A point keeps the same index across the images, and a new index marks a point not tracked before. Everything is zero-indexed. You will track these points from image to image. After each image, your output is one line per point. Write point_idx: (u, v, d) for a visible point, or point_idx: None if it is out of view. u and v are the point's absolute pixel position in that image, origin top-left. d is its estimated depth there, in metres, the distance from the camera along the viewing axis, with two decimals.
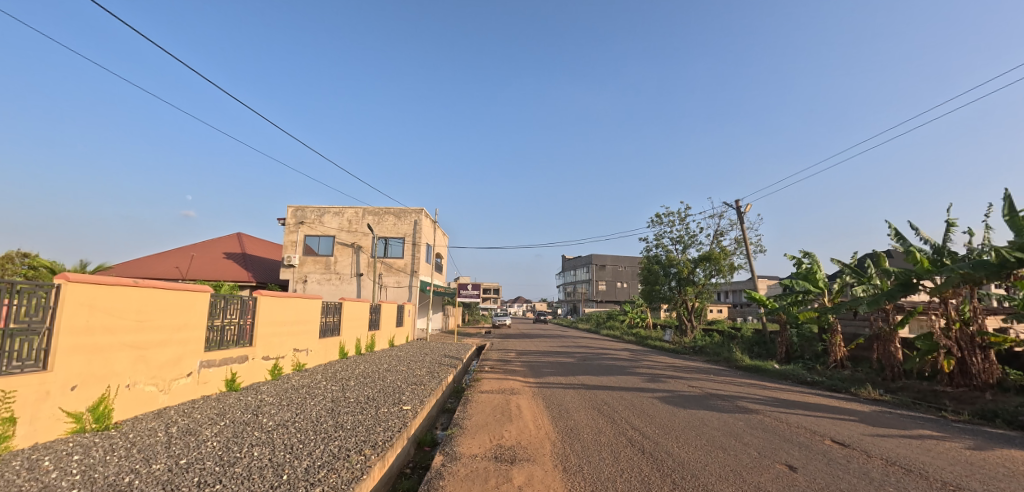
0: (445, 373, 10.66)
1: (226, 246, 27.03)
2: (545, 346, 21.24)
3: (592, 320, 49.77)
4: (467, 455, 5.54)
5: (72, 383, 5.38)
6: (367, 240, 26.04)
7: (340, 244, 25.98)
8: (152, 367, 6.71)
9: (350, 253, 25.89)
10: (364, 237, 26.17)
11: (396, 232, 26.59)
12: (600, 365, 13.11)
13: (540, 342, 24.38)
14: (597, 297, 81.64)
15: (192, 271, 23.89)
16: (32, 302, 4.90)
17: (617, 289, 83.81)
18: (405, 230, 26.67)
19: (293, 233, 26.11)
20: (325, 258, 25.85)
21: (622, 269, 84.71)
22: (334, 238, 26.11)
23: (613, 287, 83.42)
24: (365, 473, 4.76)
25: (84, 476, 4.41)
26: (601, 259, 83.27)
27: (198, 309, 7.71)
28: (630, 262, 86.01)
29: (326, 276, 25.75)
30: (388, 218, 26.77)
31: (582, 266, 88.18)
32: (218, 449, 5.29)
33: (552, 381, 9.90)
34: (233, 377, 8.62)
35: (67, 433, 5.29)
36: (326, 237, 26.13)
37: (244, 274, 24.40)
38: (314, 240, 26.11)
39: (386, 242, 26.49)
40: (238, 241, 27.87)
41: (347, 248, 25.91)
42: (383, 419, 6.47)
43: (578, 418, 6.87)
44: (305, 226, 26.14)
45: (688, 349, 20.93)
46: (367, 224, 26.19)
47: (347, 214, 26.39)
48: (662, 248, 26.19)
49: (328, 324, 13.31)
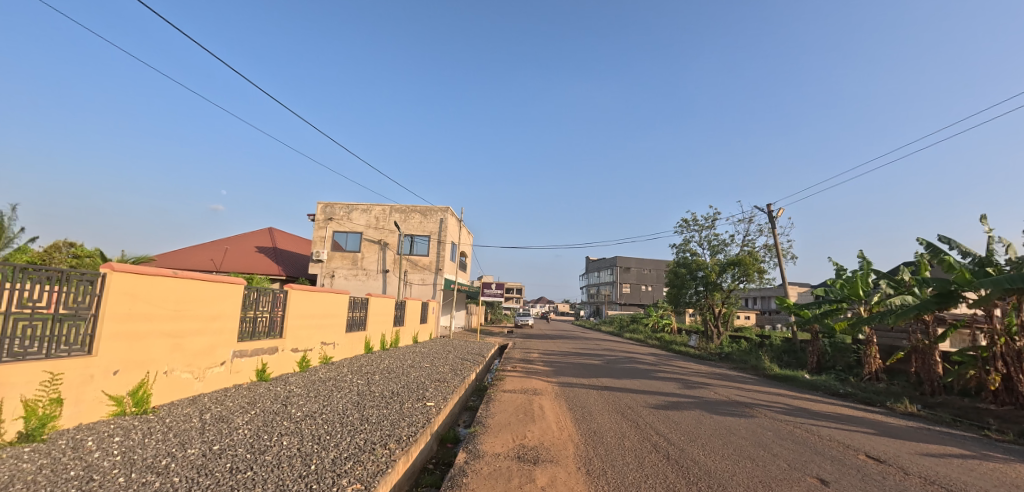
0: (468, 371, 10.69)
1: (258, 240, 27.82)
2: (567, 348, 21.14)
3: (616, 322, 49.14)
4: (490, 453, 5.57)
5: (115, 368, 5.68)
6: (394, 237, 26.39)
7: (368, 241, 26.37)
8: (188, 355, 6.94)
9: (377, 249, 26.29)
10: (391, 234, 26.50)
11: (422, 230, 26.90)
12: (623, 368, 12.95)
13: (561, 343, 24.28)
14: (620, 299, 81.04)
15: (225, 264, 24.66)
16: (79, 288, 5.22)
17: (642, 292, 82.66)
18: (431, 228, 26.97)
19: (322, 229, 26.65)
20: (353, 254, 26.29)
21: (648, 272, 83.65)
22: (361, 234, 26.50)
23: (637, 289, 82.48)
24: (390, 467, 4.96)
25: (124, 457, 4.74)
26: (625, 261, 82.57)
27: (231, 301, 7.91)
28: (654, 265, 84.63)
29: (352, 271, 26.21)
30: (415, 216, 27.11)
31: (607, 268, 87.72)
32: (249, 436, 5.49)
33: (577, 382, 9.80)
34: (264, 367, 8.84)
35: (109, 415, 5.60)
36: (354, 233, 26.56)
37: (275, 269, 25.07)
38: (342, 236, 26.61)
39: (412, 239, 26.78)
40: (269, 235, 28.68)
41: (373, 245, 26.31)
42: (407, 414, 6.49)
43: (602, 421, 6.77)
44: (334, 223, 26.68)
45: (714, 354, 20.39)
46: (395, 221, 26.52)
47: (375, 211, 26.73)
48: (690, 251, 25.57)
49: (354, 318, 13.51)
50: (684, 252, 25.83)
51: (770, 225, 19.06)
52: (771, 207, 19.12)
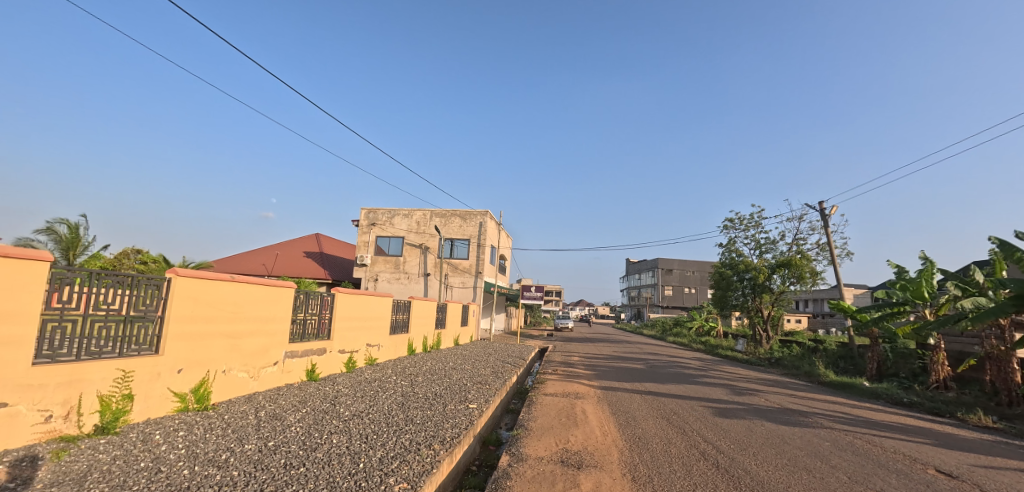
0: (509, 374, 10.71)
1: (305, 246, 29.04)
2: (609, 351, 20.83)
3: (659, 326, 48.00)
4: (533, 457, 5.54)
5: (179, 367, 6.07)
6: (434, 241, 26.87)
7: (410, 245, 26.99)
8: (245, 355, 7.31)
9: (418, 253, 26.87)
10: (432, 238, 26.99)
11: (462, 234, 27.30)
12: (667, 373, 12.61)
13: (602, 347, 23.90)
14: (662, 302, 79.13)
15: (276, 268, 25.86)
16: (146, 292, 5.66)
17: (685, 295, 80.41)
18: (471, 231, 27.32)
19: (365, 234, 27.48)
20: (395, 258, 26.98)
21: (690, 274, 81.28)
22: (403, 239, 27.14)
23: (680, 292, 80.34)
24: (435, 467, 5.01)
25: (188, 451, 5.02)
26: (667, 263, 80.70)
27: (283, 303, 8.28)
28: (697, 267, 82.10)
29: (395, 275, 26.86)
30: (455, 220, 27.52)
31: (648, 270, 86.06)
32: (301, 433, 5.69)
33: (620, 387, 9.62)
34: (313, 368, 9.17)
35: (174, 411, 6.00)
36: (396, 238, 27.24)
37: (322, 273, 26.08)
38: (385, 241, 27.33)
39: (452, 243, 27.19)
40: (316, 240, 29.88)
41: (415, 249, 26.91)
42: (451, 416, 6.56)
43: (647, 427, 6.60)
44: (377, 228, 27.42)
45: (763, 360, 19.56)
46: (435, 225, 27.01)
47: (416, 216, 27.32)
48: (736, 252, 24.72)
49: (398, 321, 13.84)
50: (730, 253, 24.98)
51: (823, 223, 18.11)
52: (823, 205, 18.17)
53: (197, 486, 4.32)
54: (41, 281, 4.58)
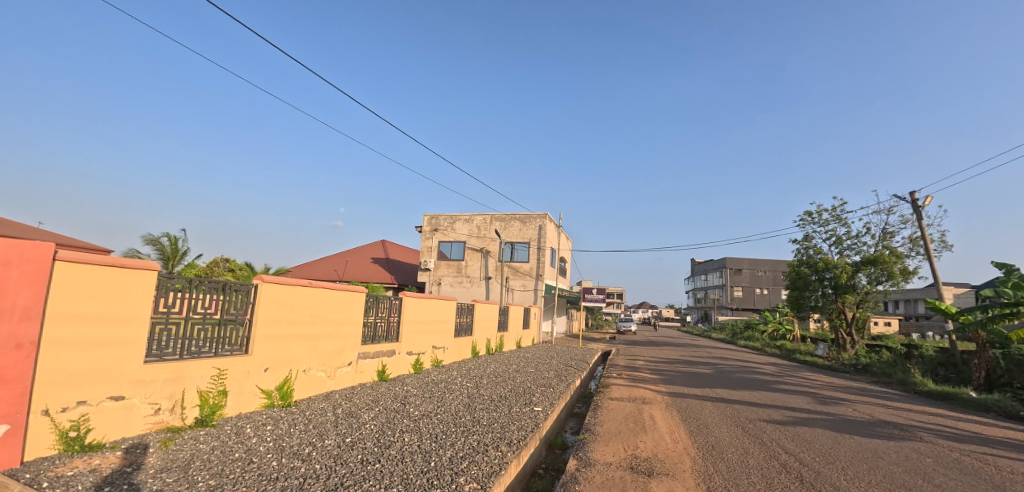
0: (573, 377, 10.63)
1: (373, 252, 30.62)
2: (676, 356, 20.13)
3: (729, 329, 45.65)
4: (601, 462, 5.45)
5: (266, 366, 6.58)
6: (495, 245, 27.32)
7: (471, 249, 27.63)
8: (322, 355, 7.78)
9: (480, 257, 27.44)
10: (492, 242, 27.42)
11: (522, 237, 27.48)
12: (740, 379, 11.97)
13: (668, 351, 23.09)
14: (731, 304, 75.27)
15: (347, 274, 27.47)
16: (235, 297, 6.18)
17: (756, 296, 75.86)
18: (531, 235, 27.43)
19: (428, 240, 28.47)
20: (457, 262, 27.74)
21: (761, 274, 76.61)
22: (465, 243, 27.85)
23: (750, 293, 75.99)
24: (503, 469, 5.06)
25: (276, 444, 5.41)
26: (735, 263, 76.66)
27: (356, 307, 8.73)
28: (766, 266, 77.10)
29: (458, 279, 27.58)
30: (515, 223, 27.73)
31: (715, 271, 82.19)
32: (376, 431, 5.96)
33: (689, 392, 9.26)
34: (383, 369, 9.60)
35: (262, 407, 6.51)
36: (458, 243, 28.04)
37: (388, 277, 27.35)
38: (447, 246, 28.20)
39: (512, 247, 27.45)
40: (383, 246, 31.41)
41: (476, 253, 27.52)
42: (516, 418, 6.62)
43: (720, 435, 6.30)
44: (440, 233, 28.36)
45: (848, 366, 18.08)
46: (496, 230, 27.45)
47: (476, 220, 27.92)
48: (814, 249, 23.12)
49: (462, 323, 14.19)
50: (807, 250, 23.41)
51: (915, 216, 16.46)
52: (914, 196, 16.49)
53: (284, 477, 4.65)
54: (148, 291, 5.13)
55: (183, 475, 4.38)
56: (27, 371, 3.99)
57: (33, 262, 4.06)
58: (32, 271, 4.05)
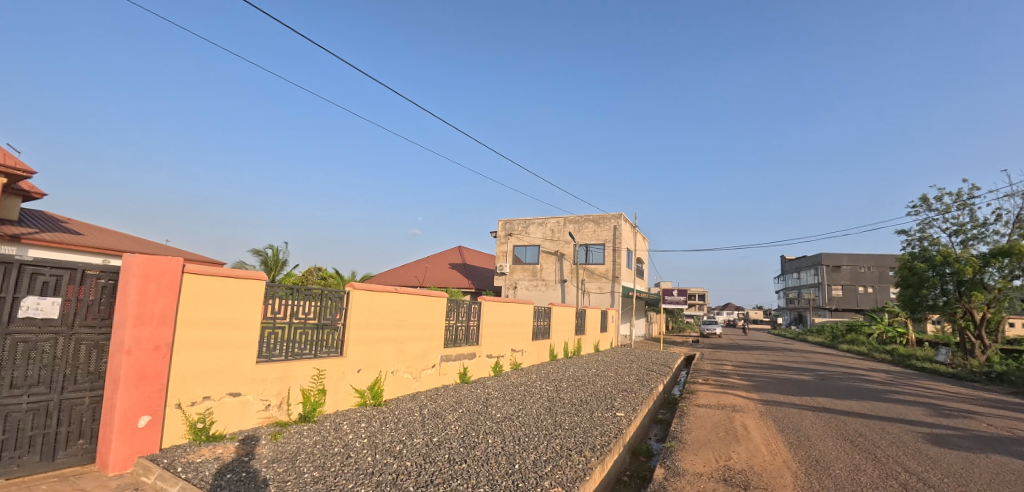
0: (655, 382, 10.32)
1: (450, 258, 31.95)
2: (769, 360, 18.78)
3: (828, 332, 41.71)
4: (691, 472, 5.23)
5: (358, 367, 7.07)
6: (570, 247, 27.27)
7: (545, 252, 27.81)
8: (409, 358, 8.21)
9: (554, 260, 27.53)
10: (567, 244, 27.42)
11: (596, 239, 27.12)
12: (844, 387, 10.91)
13: (760, 355, 21.56)
14: (828, 304, 68.80)
15: (428, 279, 28.85)
16: (330, 303, 6.69)
17: (858, 295, 68.58)
18: (606, 236, 26.96)
19: (503, 244, 29.22)
20: (532, 266, 28.05)
21: (863, 271, 69.08)
22: (539, 247, 28.08)
23: (851, 292, 68.87)
24: (588, 475, 5.03)
25: (370, 440, 5.79)
26: (833, 259, 69.88)
27: (438, 311, 9.10)
28: (870, 261, 69.12)
29: (533, 283, 27.86)
30: (589, 224, 27.57)
31: (810, 267, 75.48)
32: (460, 432, 6.18)
33: (785, 401, 8.63)
34: (464, 371, 9.94)
35: (356, 405, 7.00)
36: (532, 246, 28.35)
37: (466, 282, 28.31)
38: (522, 250, 28.68)
39: (587, 248, 27.20)
40: (459, 253, 32.69)
41: (551, 256, 27.63)
42: (599, 423, 6.55)
43: (825, 448, 5.81)
44: (514, 238, 28.91)
45: (976, 373, 15.94)
46: (570, 232, 27.42)
47: (550, 224, 28.07)
48: (931, 240, 20.69)
49: (539, 327, 14.34)
50: (921, 242, 21.01)
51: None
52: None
53: (380, 472, 4.95)
54: (256, 298, 5.69)
55: (291, 466, 4.81)
56: (163, 370, 4.59)
57: (167, 274, 4.66)
58: (166, 282, 4.65)
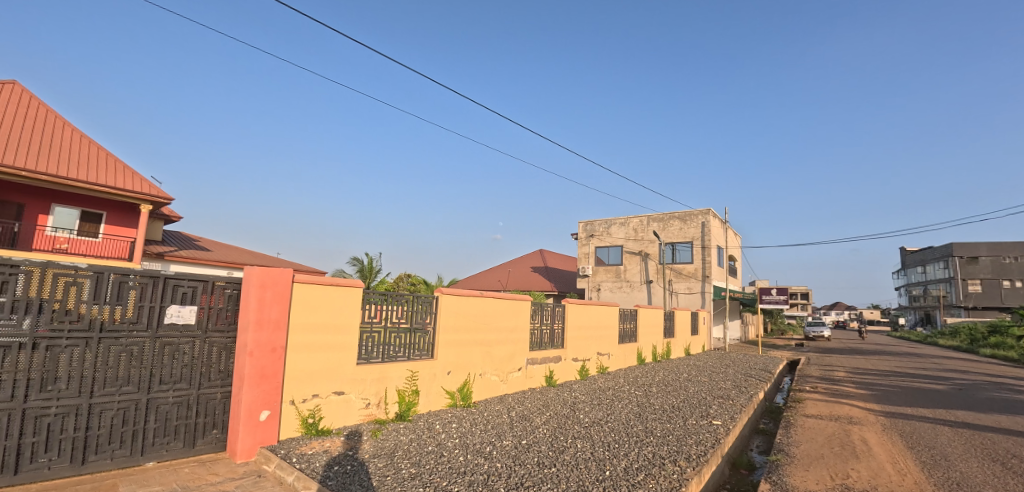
0: (755, 389, 9.66)
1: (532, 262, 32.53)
2: (890, 366, 16.70)
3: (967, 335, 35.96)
4: (802, 489, 4.82)
5: (448, 369, 7.40)
6: (654, 247, 26.37)
7: (629, 252, 27.24)
8: (496, 360, 8.45)
9: (639, 260, 26.83)
10: (651, 244, 26.56)
11: (683, 237, 25.92)
12: (989, 399, 9.39)
13: (876, 361, 19.16)
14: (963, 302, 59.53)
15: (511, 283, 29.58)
16: (420, 307, 7.08)
17: (1004, 291, 58.44)
18: (693, 233, 25.65)
19: (585, 246, 29.15)
20: (616, 267, 27.66)
21: (1010, 262, 58.70)
22: (622, 247, 27.59)
23: (994, 287, 58.88)
24: (683, 485, 4.83)
25: (462, 441, 6.02)
26: (968, 249, 60.30)
27: (522, 315, 9.25)
28: (1017, 250, 58.27)
29: (618, 284, 27.44)
30: (674, 222, 26.44)
31: (937, 260, 65.74)
32: (549, 435, 6.22)
33: (912, 414, 7.66)
34: (551, 374, 10.03)
35: (447, 406, 7.34)
36: (615, 247, 27.94)
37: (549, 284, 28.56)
38: (604, 251, 28.39)
39: (673, 247, 26.15)
40: (541, 256, 33.19)
41: (635, 256, 26.97)
42: (693, 431, 6.27)
43: (969, 470, 5.07)
44: (595, 239, 28.78)
45: None
46: (654, 231, 26.53)
47: (632, 223, 27.45)
48: None
49: (625, 330, 14.06)
50: None
51: None
52: None
53: (472, 471, 5.13)
54: (356, 303, 6.15)
55: (390, 461, 5.15)
56: (279, 370, 5.14)
57: (280, 284, 5.20)
58: (279, 291, 5.19)
